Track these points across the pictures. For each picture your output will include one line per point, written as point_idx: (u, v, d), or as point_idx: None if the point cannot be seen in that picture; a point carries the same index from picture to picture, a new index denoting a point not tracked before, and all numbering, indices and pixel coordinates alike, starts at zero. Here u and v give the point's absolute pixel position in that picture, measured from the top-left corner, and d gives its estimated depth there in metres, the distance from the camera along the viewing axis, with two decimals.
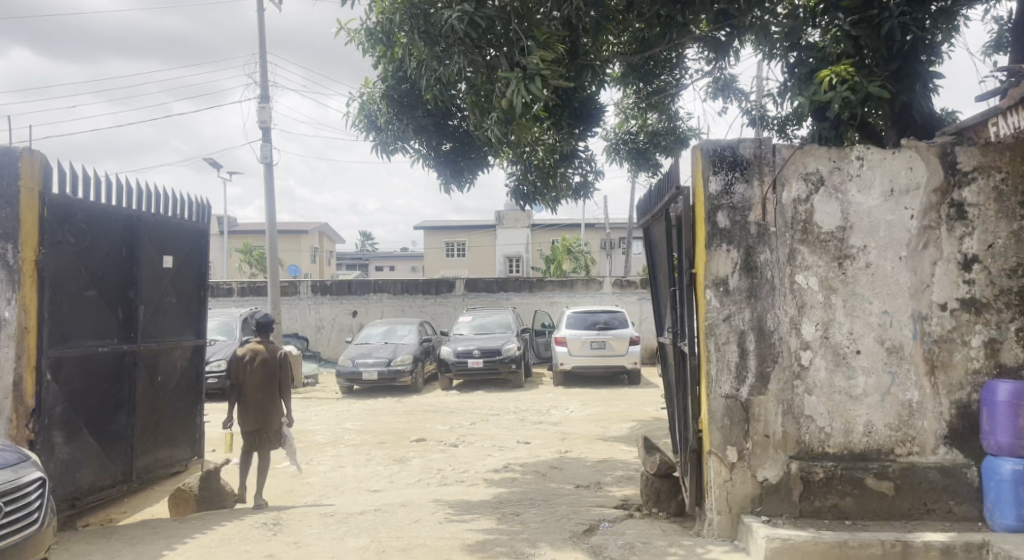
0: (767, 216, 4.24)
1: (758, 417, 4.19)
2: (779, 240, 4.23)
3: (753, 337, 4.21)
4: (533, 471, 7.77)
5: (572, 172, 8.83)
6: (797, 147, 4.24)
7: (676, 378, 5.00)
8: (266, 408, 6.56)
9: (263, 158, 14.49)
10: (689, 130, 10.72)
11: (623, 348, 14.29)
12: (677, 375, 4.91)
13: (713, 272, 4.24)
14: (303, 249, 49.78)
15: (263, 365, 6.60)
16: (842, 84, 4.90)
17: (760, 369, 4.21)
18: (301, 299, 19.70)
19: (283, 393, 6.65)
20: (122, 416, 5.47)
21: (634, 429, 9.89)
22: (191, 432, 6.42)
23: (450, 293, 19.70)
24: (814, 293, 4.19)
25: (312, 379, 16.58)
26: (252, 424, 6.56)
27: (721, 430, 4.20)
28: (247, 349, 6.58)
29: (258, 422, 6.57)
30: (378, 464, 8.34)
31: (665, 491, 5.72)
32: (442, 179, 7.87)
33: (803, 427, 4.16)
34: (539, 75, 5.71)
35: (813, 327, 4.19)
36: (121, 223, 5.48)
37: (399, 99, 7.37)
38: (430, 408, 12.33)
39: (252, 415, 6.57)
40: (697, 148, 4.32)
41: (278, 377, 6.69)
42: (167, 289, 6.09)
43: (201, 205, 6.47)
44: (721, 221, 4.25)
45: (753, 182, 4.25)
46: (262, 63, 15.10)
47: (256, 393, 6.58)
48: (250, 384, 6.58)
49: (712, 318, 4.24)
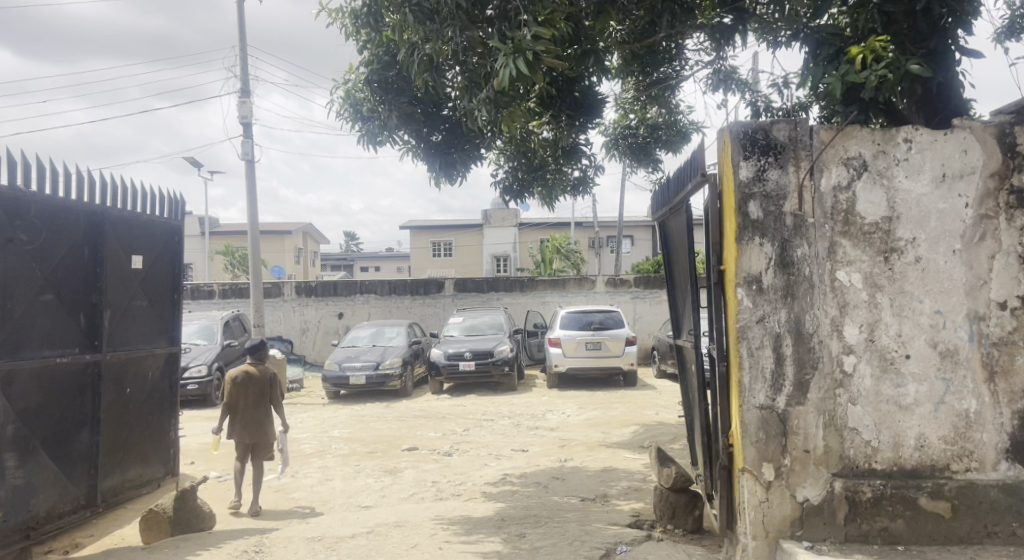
0: (804, 205, 3.81)
1: (797, 430, 3.76)
2: (818, 232, 3.80)
3: (790, 340, 3.79)
4: (534, 482, 7.30)
5: (572, 168, 8.35)
6: (837, 129, 3.81)
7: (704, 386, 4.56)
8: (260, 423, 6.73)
9: (244, 155, 13.91)
10: (690, 123, 10.28)
11: (620, 349, 13.88)
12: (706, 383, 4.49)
13: (744, 269, 3.81)
14: (286, 250, 49.00)
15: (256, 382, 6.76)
16: (878, 63, 4.47)
17: (798, 377, 3.78)
18: (285, 301, 19.12)
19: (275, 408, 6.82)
20: (85, 433, 4.92)
21: (636, 435, 9.44)
22: (168, 446, 5.87)
23: (440, 293, 19.18)
24: (857, 291, 3.77)
25: (297, 384, 16.00)
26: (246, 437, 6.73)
27: (756, 446, 3.77)
28: (240, 371, 6.69)
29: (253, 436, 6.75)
30: (368, 477, 7.84)
31: (681, 505, 5.29)
32: (432, 172, 7.38)
33: (847, 441, 3.73)
34: (532, 51, 5.08)
35: (856, 329, 3.76)
36: (82, 219, 4.93)
37: (385, 87, 6.89)
38: (421, 414, 11.83)
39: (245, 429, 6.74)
40: (726, 130, 3.90)
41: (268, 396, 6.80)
42: (137, 292, 5.52)
43: (174, 200, 5.91)
44: (754, 212, 3.82)
45: (788, 168, 3.82)
46: (242, 56, 14.50)
47: (249, 408, 6.74)
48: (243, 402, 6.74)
49: (744, 320, 3.81)
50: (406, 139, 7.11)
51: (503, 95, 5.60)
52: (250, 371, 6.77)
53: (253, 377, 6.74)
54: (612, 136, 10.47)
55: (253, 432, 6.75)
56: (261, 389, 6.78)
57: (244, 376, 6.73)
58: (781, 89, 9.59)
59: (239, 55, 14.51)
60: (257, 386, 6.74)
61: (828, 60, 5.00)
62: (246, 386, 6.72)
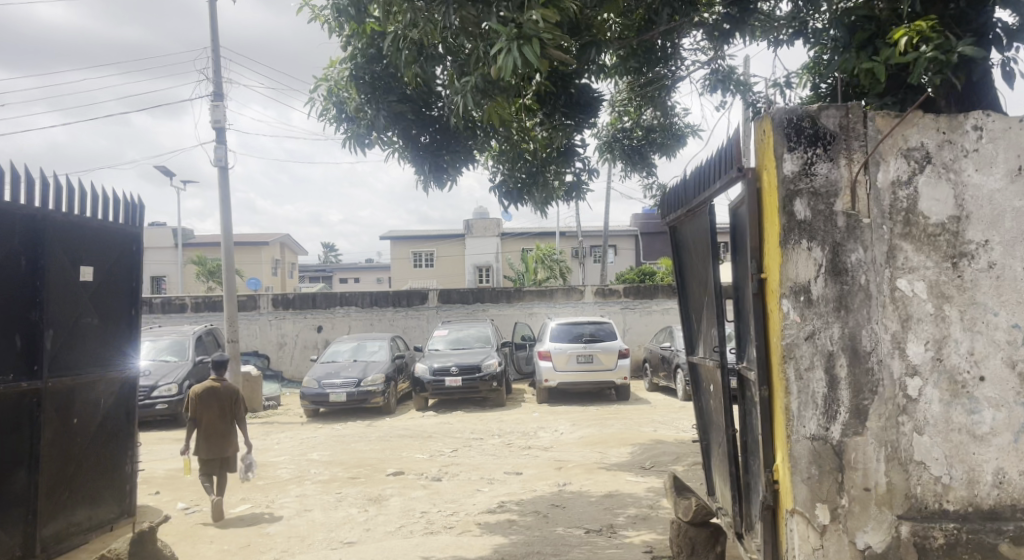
0: (858, 203, 3.31)
1: (854, 465, 3.23)
2: (874, 234, 3.30)
3: (845, 360, 3.27)
4: (533, 510, 6.71)
5: (567, 170, 7.73)
6: (895, 116, 3.32)
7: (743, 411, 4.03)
8: (222, 437, 6.84)
9: (217, 161, 13.22)
10: (686, 126, 9.86)
11: (612, 362, 13.36)
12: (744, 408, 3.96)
13: (790, 278, 3.29)
14: (263, 261, 48.00)
15: (220, 398, 6.88)
16: (927, 45, 4.02)
17: (854, 403, 3.26)
18: (261, 314, 18.35)
19: (239, 422, 6.95)
20: (22, 473, 4.25)
21: (636, 455, 8.89)
22: (123, 482, 5.17)
23: (423, 304, 18.56)
24: (922, 303, 3.27)
25: (274, 402, 15.26)
26: (208, 451, 6.83)
27: (808, 484, 3.24)
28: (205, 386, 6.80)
29: (216, 450, 6.85)
30: (351, 507, 7.18)
31: (701, 542, 4.72)
32: (420, 176, 6.73)
33: (914, 477, 3.22)
34: (537, 37, 4.49)
35: (921, 346, 3.26)
36: (19, 224, 4.23)
37: (370, 82, 6.31)
38: (405, 433, 11.18)
39: (207, 443, 6.85)
40: (766, 116, 3.39)
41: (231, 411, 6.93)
42: (88, 308, 4.81)
43: (131, 204, 5.21)
44: (801, 212, 3.30)
45: (840, 161, 3.31)
46: (216, 57, 13.83)
47: (213, 423, 6.82)
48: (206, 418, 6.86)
49: (791, 338, 3.28)
50: (393, 138, 6.51)
51: (492, 83, 5.18)
52: (214, 386, 6.91)
53: (217, 391, 6.85)
54: (606, 138, 9.99)
55: (216, 446, 6.85)
56: (224, 403, 6.90)
57: (208, 392, 6.85)
58: (783, 89, 9.20)
59: (212, 58, 13.84)
60: (222, 400, 6.86)
61: (858, 48, 4.59)
62: (210, 402, 6.83)
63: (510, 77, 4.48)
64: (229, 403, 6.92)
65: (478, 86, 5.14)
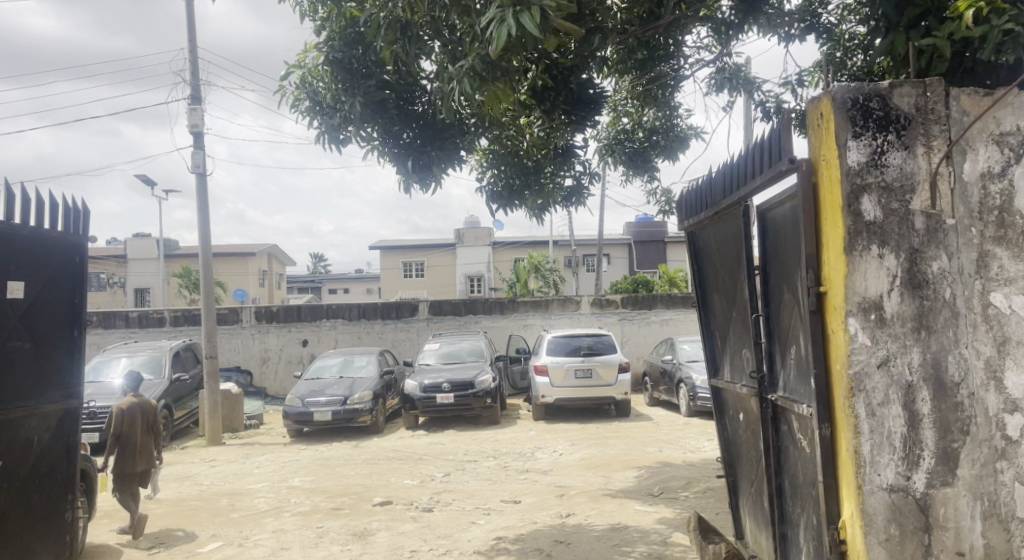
0: (941, 200, 2.71)
1: (944, 524, 2.65)
2: (961, 238, 2.71)
3: (928, 393, 2.67)
4: (534, 549, 6.03)
5: (565, 174, 7.12)
6: (983, 95, 2.74)
7: (794, 447, 3.39)
8: (149, 452, 6.78)
9: (194, 167, 12.51)
10: (689, 129, 9.26)
11: (612, 377, 12.72)
12: (797, 445, 3.33)
13: (859, 292, 2.66)
14: (250, 272, 47.16)
15: (144, 412, 6.83)
16: (999, 17, 3.50)
17: (941, 446, 2.67)
18: (244, 327, 17.63)
19: (159, 438, 6.89)
20: None
21: (642, 479, 8.25)
22: (62, 531, 4.49)
23: (414, 316, 17.88)
24: (1020, 323, 2.72)
25: (255, 420, 14.53)
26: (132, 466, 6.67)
27: (886, 546, 2.63)
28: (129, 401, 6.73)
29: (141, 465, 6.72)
30: (332, 544, 6.49)
31: None
32: (402, 174, 6.07)
33: (1016, 538, 2.68)
34: (538, 5, 3.85)
35: (1021, 376, 2.71)
36: None
37: (347, 67, 5.73)
38: (394, 455, 10.49)
39: (130, 460, 6.68)
40: (827, 93, 2.77)
41: (150, 428, 6.86)
42: (17, 331, 4.10)
43: (72, 208, 4.51)
44: (869, 211, 2.68)
45: (918, 150, 2.71)
46: (193, 59, 13.15)
47: (137, 438, 6.72)
48: (132, 433, 6.72)
49: (860, 365, 2.66)
50: (371, 134, 5.91)
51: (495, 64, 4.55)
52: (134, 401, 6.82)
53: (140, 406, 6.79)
54: (606, 141, 9.43)
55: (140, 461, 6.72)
56: (149, 418, 6.86)
57: (132, 406, 6.75)
58: (794, 88, 8.68)
59: (190, 60, 13.17)
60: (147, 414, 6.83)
61: (908, 26, 4.06)
62: (136, 416, 6.74)
63: (501, 46, 3.84)
64: (154, 417, 6.90)
65: (474, 71, 4.51)
